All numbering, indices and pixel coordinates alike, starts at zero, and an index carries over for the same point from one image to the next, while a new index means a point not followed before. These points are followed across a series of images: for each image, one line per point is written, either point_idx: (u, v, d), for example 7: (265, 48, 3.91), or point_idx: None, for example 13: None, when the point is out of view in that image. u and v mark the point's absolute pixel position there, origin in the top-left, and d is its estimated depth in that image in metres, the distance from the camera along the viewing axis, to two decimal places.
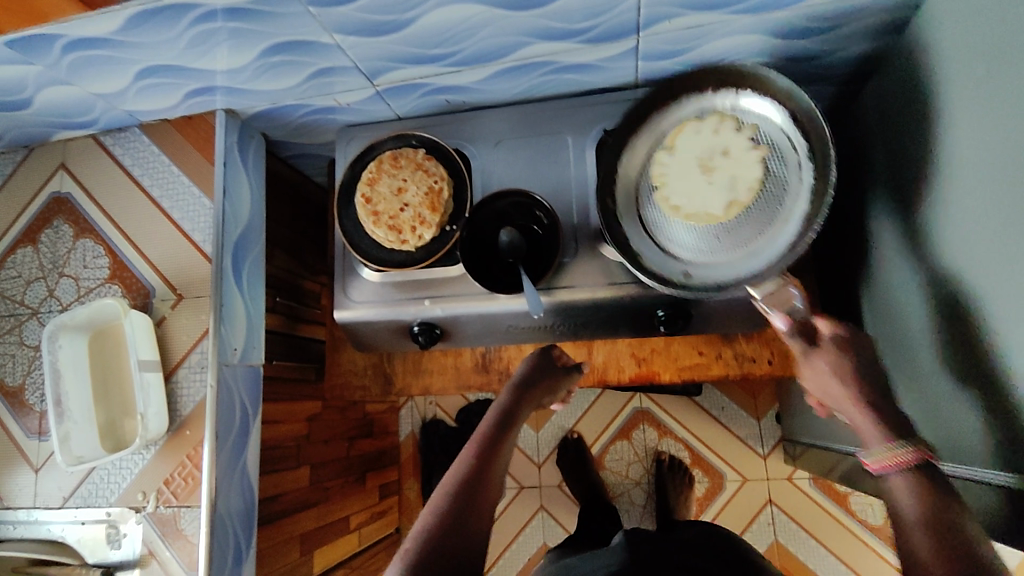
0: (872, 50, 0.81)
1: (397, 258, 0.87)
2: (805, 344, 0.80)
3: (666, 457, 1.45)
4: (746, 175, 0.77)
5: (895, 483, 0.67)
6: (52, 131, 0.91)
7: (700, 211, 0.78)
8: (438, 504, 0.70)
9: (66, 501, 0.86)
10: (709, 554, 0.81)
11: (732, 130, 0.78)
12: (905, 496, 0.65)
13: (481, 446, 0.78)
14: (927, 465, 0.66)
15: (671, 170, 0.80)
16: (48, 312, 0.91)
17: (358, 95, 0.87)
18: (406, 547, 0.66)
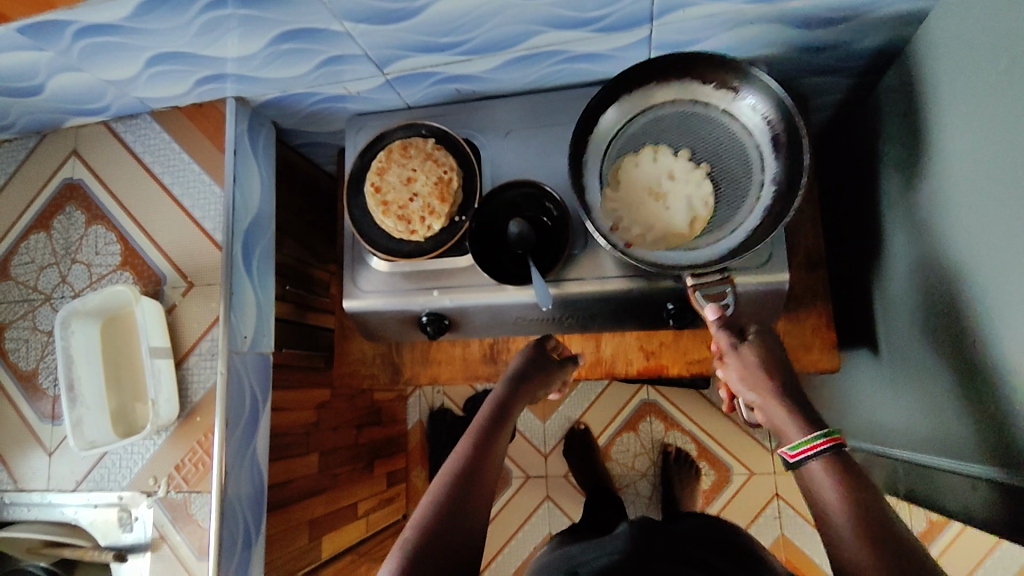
0: (890, 41, 0.79)
1: (405, 248, 0.87)
2: (731, 340, 0.76)
3: (673, 449, 1.45)
4: (696, 197, 0.77)
5: (812, 469, 0.67)
6: (64, 117, 0.91)
7: (669, 232, 0.77)
8: (434, 499, 0.69)
9: (79, 484, 0.87)
10: (715, 547, 0.80)
11: (671, 156, 0.79)
12: (835, 506, 0.63)
13: (477, 440, 0.76)
14: (839, 456, 0.66)
15: (623, 206, 0.78)
16: (61, 299, 0.92)
17: (367, 84, 0.87)
18: (402, 541, 0.66)
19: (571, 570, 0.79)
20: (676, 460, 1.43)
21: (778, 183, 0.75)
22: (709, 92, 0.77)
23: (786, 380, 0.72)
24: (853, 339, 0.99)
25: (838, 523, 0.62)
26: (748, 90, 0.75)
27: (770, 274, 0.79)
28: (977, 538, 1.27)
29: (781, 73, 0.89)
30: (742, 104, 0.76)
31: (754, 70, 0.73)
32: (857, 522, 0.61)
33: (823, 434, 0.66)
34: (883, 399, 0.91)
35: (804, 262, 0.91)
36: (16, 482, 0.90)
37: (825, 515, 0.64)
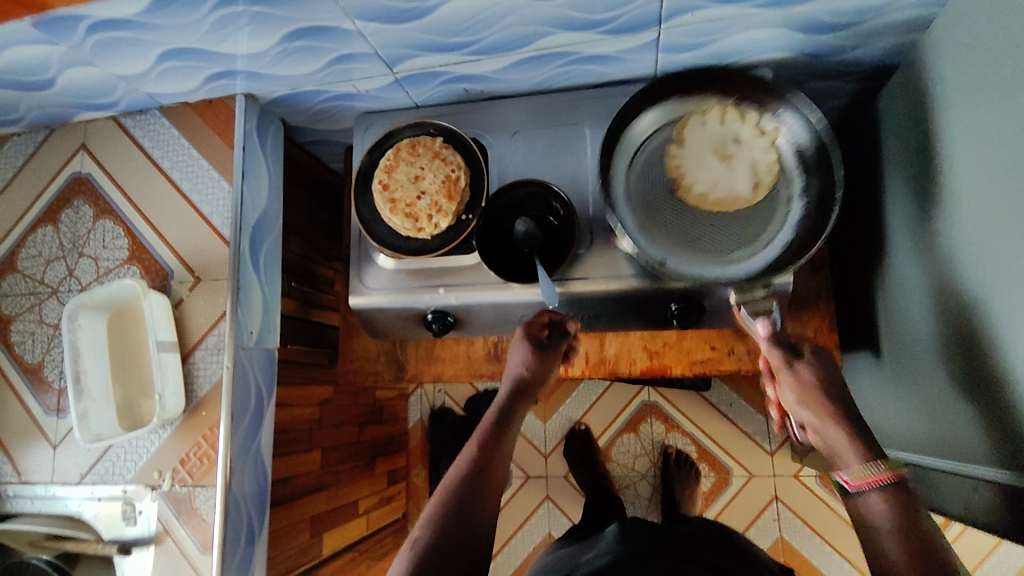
0: (895, 46, 0.80)
1: (413, 245, 0.87)
2: (786, 359, 0.77)
3: (673, 451, 1.46)
4: (760, 162, 0.80)
5: (867, 499, 0.67)
6: (73, 111, 0.92)
7: (729, 194, 0.80)
8: (440, 499, 0.70)
9: (83, 477, 0.87)
10: (716, 548, 0.80)
11: (738, 122, 0.81)
12: (886, 535, 0.64)
13: (483, 441, 0.77)
14: (901, 488, 0.66)
15: (688, 161, 0.81)
16: (67, 292, 0.92)
17: (376, 82, 0.87)
18: (411, 539, 0.67)
19: (573, 570, 0.79)
20: (676, 462, 1.43)
21: (807, 205, 0.79)
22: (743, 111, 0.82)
23: (842, 403, 0.74)
24: (855, 343, 1.00)
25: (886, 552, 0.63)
26: (789, 117, 0.80)
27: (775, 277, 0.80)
28: (977, 542, 1.27)
29: (786, 77, 0.90)
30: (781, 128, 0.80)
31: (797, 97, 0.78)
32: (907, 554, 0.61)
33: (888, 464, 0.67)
34: (884, 401, 0.92)
35: (807, 266, 0.92)
36: (20, 474, 0.90)
37: (876, 542, 0.64)
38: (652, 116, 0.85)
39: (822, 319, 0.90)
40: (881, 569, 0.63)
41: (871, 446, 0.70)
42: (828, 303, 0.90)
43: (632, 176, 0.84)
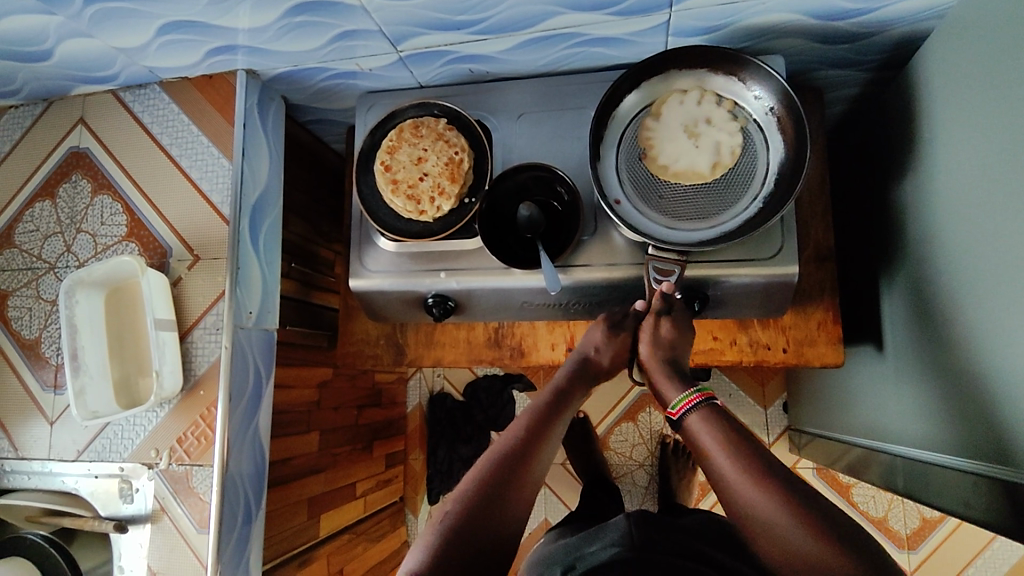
0: (910, 34, 0.78)
1: (414, 229, 0.86)
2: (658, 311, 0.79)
3: (671, 440, 1.46)
4: (728, 143, 0.78)
5: (692, 425, 0.69)
6: (72, 84, 0.90)
7: (689, 170, 0.78)
8: (481, 471, 0.69)
9: (80, 454, 0.87)
10: (712, 541, 0.80)
11: (713, 103, 0.79)
12: (721, 459, 0.64)
13: (533, 420, 0.75)
14: (716, 412, 0.69)
15: (660, 136, 0.80)
16: (65, 268, 0.91)
17: (380, 61, 0.86)
18: (444, 509, 0.66)
19: (569, 564, 0.78)
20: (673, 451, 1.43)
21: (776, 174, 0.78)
22: (744, 94, 0.79)
23: (673, 360, 0.78)
24: (860, 335, 0.99)
25: (728, 476, 0.63)
26: (764, 91, 0.77)
27: (781, 267, 0.78)
28: (963, 544, 1.28)
29: (797, 63, 0.88)
30: (756, 103, 0.79)
31: (767, 67, 0.75)
32: (748, 467, 0.62)
33: (697, 390, 0.72)
34: (885, 396, 0.91)
35: (812, 257, 0.90)
36: (17, 450, 0.90)
37: (715, 471, 0.64)
38: (673, 78, 0.81)
39: (827, 310, 0.88)
40: (729, 493, 0.62)
41: (686, 382, 0.75)
42: (833, 295, 0.88)
43: (630, 125, 0.82)
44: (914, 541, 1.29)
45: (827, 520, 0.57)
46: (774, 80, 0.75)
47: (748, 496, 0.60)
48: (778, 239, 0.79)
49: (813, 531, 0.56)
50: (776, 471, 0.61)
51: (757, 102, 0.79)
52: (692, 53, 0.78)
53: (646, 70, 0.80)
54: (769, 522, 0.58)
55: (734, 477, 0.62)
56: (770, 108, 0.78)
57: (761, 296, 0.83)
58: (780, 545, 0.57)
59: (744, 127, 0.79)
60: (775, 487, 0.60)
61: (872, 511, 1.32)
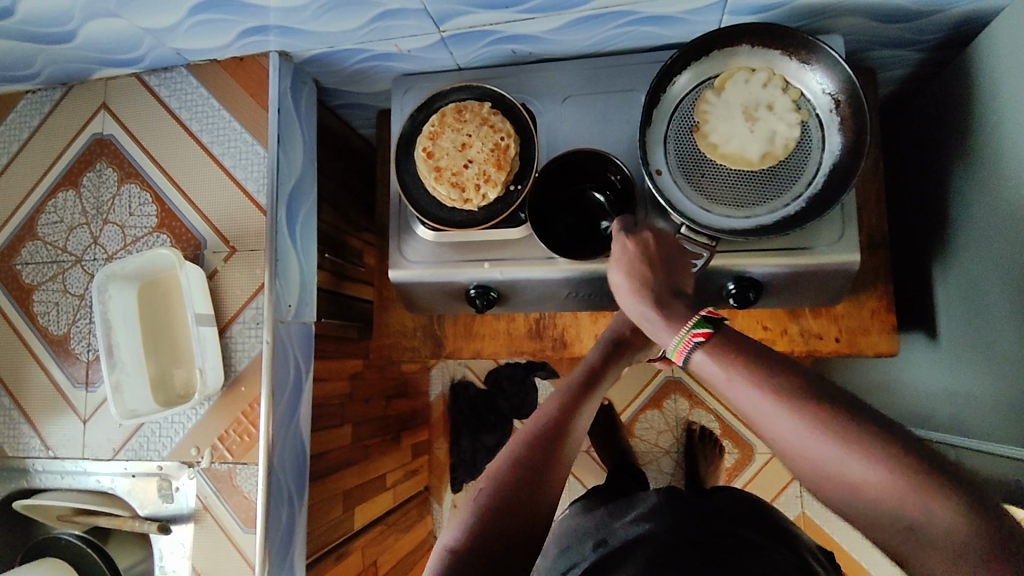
0: (976, 12, 0.75)
1: (458, 218, 0.82)
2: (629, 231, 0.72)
3: (697, 427, 1.45)
4: (785, 134, 0.75)
5: (699, 361, 0.55)
6: (94, 67, 0.86)
7: (737, 153, 0.76)
8: (519, 446, 0.65)
9: (116, 453, 0.85)
10: (750, 520, 0.74)
11: (779, 89, 0.76)
12: (751, 407, 0.50)
13: (571, 396, 0.71)
14: (721, 338, 0.54)
15: (715, 112, 0.77)
16: (92, 261, 0.88)
17: (420, 42, 0.82)
18: (482, 484, 0.62)
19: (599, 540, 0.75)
20: (700, 438, 1.42)
21: (831, 167, 0.75)
22: (809, 83, 0.76)
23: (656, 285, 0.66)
24: (908, 323, 0.97)
25: (765, 424, 0.48)
26: (832, 82, 0.74)
27: (841, 256, 0.76)
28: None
29: (852, 43, 0.85)
30: (819, 93, 0.75)
31: (837, 58, 0.72)
32: (787, 407, 0.47)
33: (689, 328, 0.56)
34: (937, 384, 0.89)
35: (866, 244, 0.88)
36: (48, 449, 0.87)
37: (751, 416, 0.50)
38: (747, 55, 0.78)
39: (881, 299, 0.86)
40: (771, 441, 0.48)
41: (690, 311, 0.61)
42: (887, 283, 0.86)
43: (690, 96, 0.79)
44: None
45: (912, 457, 0.42)
46: (847, 74, 0.72)
47: (800, 445, 0.46)
48: (838, 227, 0.77)
49: (891, 478, 0.42)
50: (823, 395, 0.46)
51: (825, 97, 0.75)
52: (757, 33, 0.75)
53: (715, 44, 0.77)
54: (831, 474, 0.44)
55: (773, 422, 0.48)
56: (833, 99, 0.75)
57: (818, 285, 0.81)
58: (853, 497, 0.44)
59: (805, 120, 0.76)
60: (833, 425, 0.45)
61: None
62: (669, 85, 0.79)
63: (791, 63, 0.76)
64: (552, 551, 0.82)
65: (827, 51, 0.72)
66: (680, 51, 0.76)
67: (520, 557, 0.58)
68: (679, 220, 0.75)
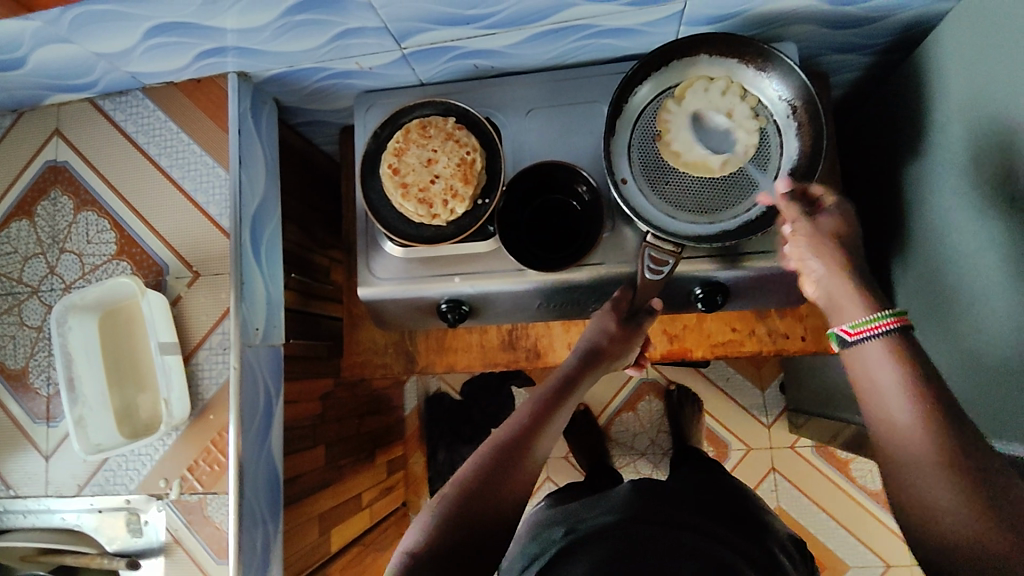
0: (919, 17, 0.78)
1: (426, 233, 0.82)
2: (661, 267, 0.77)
3: (674, 388, 1.48)
4: (744, 141, 0.77)
5: (866, 349, 0.57)
6: (45, 92, 0.84)
7: (700, 162, 0.77)
8: (480, 457, 0.67)
9: (81, 489, 0.82)
10: (717, 517, 0.75)
11: (738, 97, 0.77)
12: (888, 408, 0.53)
13: (535, 409, 0.73)
14: (902, 340, 0.55)
15: (677, 121, 0.78)
16: (49, 291, 0.85)
17: (381, 59, 0.82)
18: (441, 493, 0.64)
19: (570, 528, 0.76)
20: (679, 396, 1.45)
21: (791, 171, 0.76)
22: (767, 90, 0.77)
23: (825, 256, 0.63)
24: None
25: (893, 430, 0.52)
26: (788, 87, 0.76)
27: None
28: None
29: (804, 50, 0.87)
30: (776, 100, 0.77)
31: (791, 64, 0.74)
32: (926, 429, 0.50)
33: (892, 314, 0.56)
34: None
35: None
36: (8, 488, 0.84)
37: (886, 414, 0.53)
38: (706, 63, 0.79)
39: None
40: (887, 440, 0.53)
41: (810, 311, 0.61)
42: None
43: (651, 105, 0.80)
44: None
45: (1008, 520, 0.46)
46: (802, 79, 0.74)
47: (915, 458, 0.50)
48: None
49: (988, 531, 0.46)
50: (963, 431, 0.49)
51: (782, 104, 0.77)
52: (712, 41, 0.76)
53: (674, 54, 0.78)
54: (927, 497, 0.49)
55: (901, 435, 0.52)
56: (789, 105, 0.77)
57: (783, 286, 0.82)
58: (934, 519, 0.49)
59: (763, 127, 0.77)
60: (960, 465, 0.48)
61: (870, 485, 1.41)
62: (632, 94, 0.80)
63: (748, 71, 0.78)
64: (524, 539, 0.83)
65: (782, 58, 0.73)
66: (640, 61, 0.77)
67: (476, 563, 0.60)
68: (647, 227, 0.75)
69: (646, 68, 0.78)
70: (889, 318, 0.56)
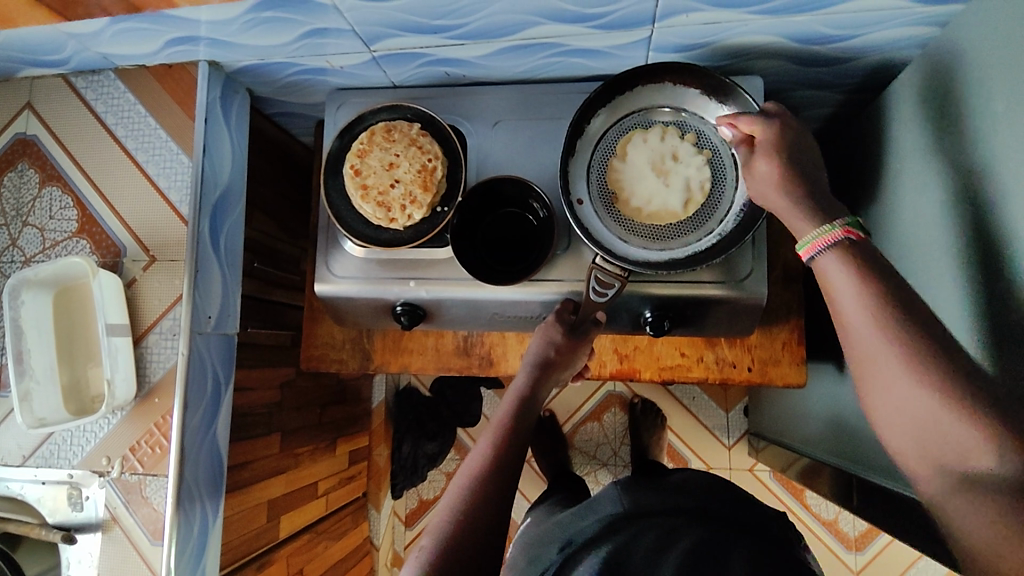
0: (886, 61, 0.79)
1: (384, 236, 0.84)
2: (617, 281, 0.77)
3: (638, 401, 1.48)
4: (698, 179, 0.78)
5: (826, 264, 0.56)
6: (18, 66, 0.84)
7: (661, 210, 0.78)
8: (453, 501, 0.67)
9: (26, 460, 0.83)
10: (716, 506, 0.76)
11: (677, 139, 0.79)
12: (864, 334, 0.52)
13: (497, 441, 0.73)
14: (857, 246, 0.55)
15: (628, 176, 0.80)
16: (10, 263, 0.86)
17: (352, 60, 0.82)
18: (420, 547, 0.63)
19: (566, 541, 0.75)
20: (642, 410, 1.46)
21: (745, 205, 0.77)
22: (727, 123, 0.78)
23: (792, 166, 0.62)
24: (823, 353, 1.01)
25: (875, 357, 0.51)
26: None
27: (749, 291, 0.79)
28: (899, 554, 1.40)
29: (776, 83, 0.88)
30: None
31: (748, 98, 0.74)
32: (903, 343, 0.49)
33: (836, 224, 0.56)
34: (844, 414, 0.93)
35: (781, 278, 0.92)
36: None
37: (856, 334, 0.53)
38: (669, 92, 0.80)
39: (793, 331, 0.90)
40: (870, 371, 0.52)
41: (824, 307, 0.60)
42: (799, 316, 0.90)
43: (612, 131, 0.81)
44: (861, 543, 1.41)
45: None
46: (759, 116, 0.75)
47: (892, 378, 0.50)
48: (750, 263, 0.80)
49: None
50: (935, 335, 0.49)
51: None
52: (677, 70, 0.77)
53: (637, 81, 0.79)
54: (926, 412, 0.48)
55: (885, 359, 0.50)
56: None
57: (730, 316, 0.84)
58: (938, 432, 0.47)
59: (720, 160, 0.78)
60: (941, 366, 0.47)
61: (823, 514, 1.43)
62: (595, 117, 0.81)
63: (709, 101, 0.78)
64: (520, 559, 0.80)
65: (742, 93, 0.74)
66: (603, 85, 0.78)
67: None
68: (598, 248, 0.76)
69: (609, 93, 0.79)
70: (835, 231, 0.56)
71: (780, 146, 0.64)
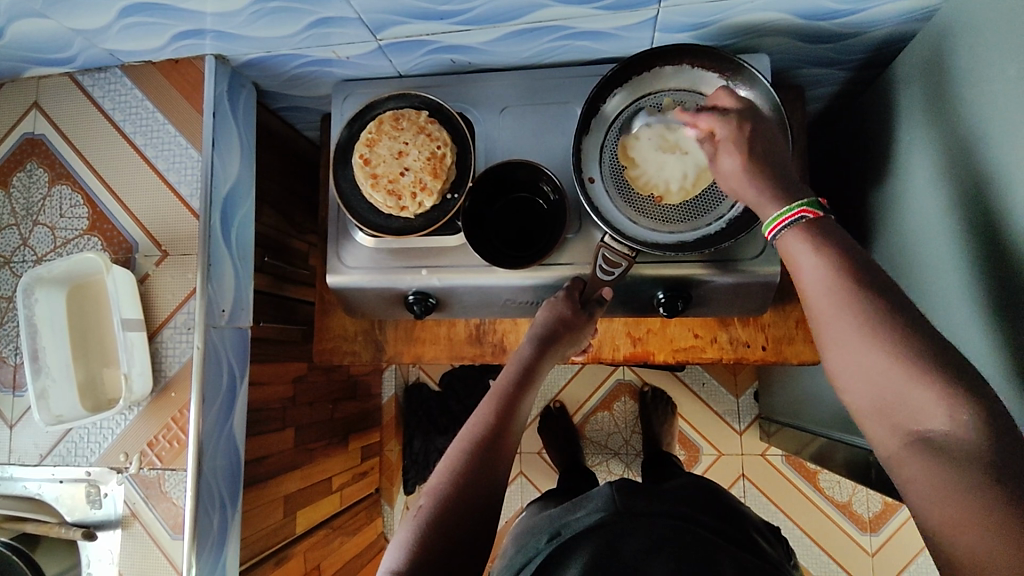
0: (893, 35, 0.79)
1: (395, 224, 0.84)
2: (626, 258, 0.77)
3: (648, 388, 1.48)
4: None
5: (788, 241, 0.55)
6: (25, 66, 0.84)
7: (702, 173, 0.76)
8: (452, 463, 0.66)
9: (44, 459, 0.83)
10: (705, 508, 0.76)
11: (658, 114, 0.78)
12: (820, 300, 0.52)
13: (500, 407, 0.72)
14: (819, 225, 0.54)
15: (652, 172, 0.78)
16: (22, 263, 0.86)
17: (358, 49, 0.82)
18: (418, 507, 0.64)
19: (555, 533, 0.73)
20: (652, 398, 1.45)
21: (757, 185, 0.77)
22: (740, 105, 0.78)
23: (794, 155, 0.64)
24: None
25: (824, 315, 0.51)
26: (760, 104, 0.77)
27: (763, 268, 0.79)
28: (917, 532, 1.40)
29: (783, 62, 0.88)
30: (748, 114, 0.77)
31: (760, 79, 0.74)
32: (853, 307, 0.49)
33: (795, 204, 0.55)
34: None
35: None
36: None
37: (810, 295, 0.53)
38: (682, 75, 0.79)
39: (806, 308, 0.90)
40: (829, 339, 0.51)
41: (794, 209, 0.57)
42: None
43: (623, 116, 0.81)
44: (876, 524, 1.41)
45: None
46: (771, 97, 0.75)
47: (852, 347, 0.49)
48: (761, 241, 0.80)
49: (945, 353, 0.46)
50: None
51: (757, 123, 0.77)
52: (688, 50, 0.77)
53: (649, 62, 0.79)
54: None
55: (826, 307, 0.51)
56: None
57: (743, 295, 0.84)
58: (885, 394, 0.47)
59: None
60: None
61: (836, 495, 1.43)
62: (606, 101, 0.81)
63: (722, 83, 0.78)
64: (510, 552, 0.80)
65: (754, 73, 0.74)
66: (615, 67, 0.78)
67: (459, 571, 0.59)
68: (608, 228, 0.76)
69: (621, 74, 0.79)
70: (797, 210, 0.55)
71: (749, 139, 0.60)
